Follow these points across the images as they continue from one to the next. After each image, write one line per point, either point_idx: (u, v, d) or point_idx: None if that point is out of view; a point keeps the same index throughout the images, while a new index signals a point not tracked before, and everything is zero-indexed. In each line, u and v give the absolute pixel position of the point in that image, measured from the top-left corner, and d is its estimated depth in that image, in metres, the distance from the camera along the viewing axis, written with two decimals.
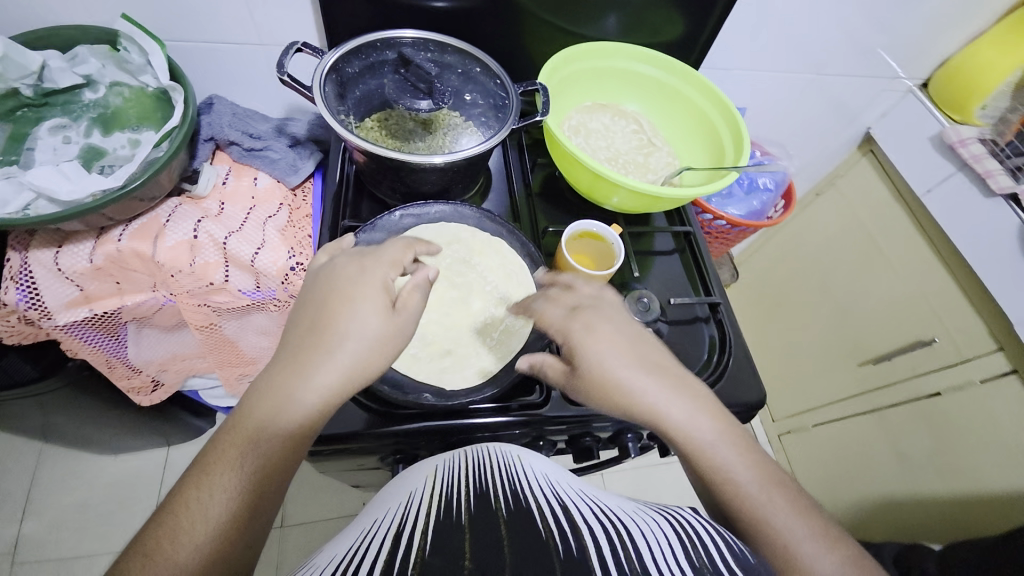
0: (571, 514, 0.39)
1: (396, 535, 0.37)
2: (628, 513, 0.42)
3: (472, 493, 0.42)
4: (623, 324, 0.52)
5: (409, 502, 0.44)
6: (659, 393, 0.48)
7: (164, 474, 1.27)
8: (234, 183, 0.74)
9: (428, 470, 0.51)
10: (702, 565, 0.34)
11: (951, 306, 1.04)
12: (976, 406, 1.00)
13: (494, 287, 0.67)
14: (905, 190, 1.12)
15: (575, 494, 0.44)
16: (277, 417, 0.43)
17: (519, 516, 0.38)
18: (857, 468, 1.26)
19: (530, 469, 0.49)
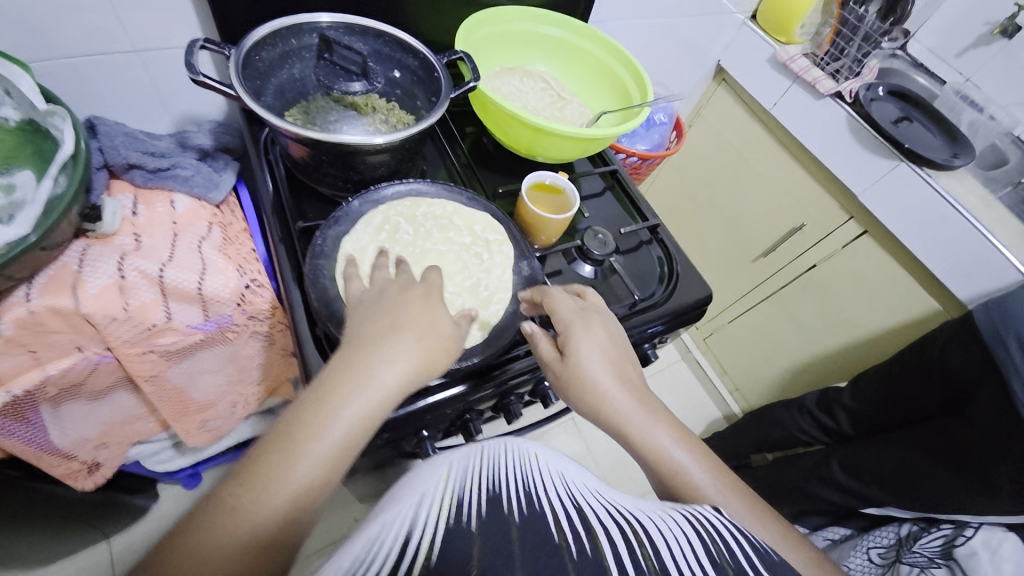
0: (584, 514, 0.42)
1: (407, 543, 0.36)
2: (644, 512, 0.45)
3: (481, 495, 0.42)
4: (612, 335, 0.59)
5: (415, 499, 0.42)
6: (639, 403, 0.55)
7: (113, 570, 1.11)
8: (146, 212, 0.65)
9: (437, 469, 0.50)
10: (720, 563, 0.37)
11: (809, 193, 1.28)
12: (842, 269, 1.27)
13: (476, 239, 0.66)
14: (757, 107, 1.33)
15: (590, 494, 0.47)
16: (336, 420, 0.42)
17: (534, 519, 0.40)
18: (771, 347, 1.50)
19: (546, 466, 0.52)
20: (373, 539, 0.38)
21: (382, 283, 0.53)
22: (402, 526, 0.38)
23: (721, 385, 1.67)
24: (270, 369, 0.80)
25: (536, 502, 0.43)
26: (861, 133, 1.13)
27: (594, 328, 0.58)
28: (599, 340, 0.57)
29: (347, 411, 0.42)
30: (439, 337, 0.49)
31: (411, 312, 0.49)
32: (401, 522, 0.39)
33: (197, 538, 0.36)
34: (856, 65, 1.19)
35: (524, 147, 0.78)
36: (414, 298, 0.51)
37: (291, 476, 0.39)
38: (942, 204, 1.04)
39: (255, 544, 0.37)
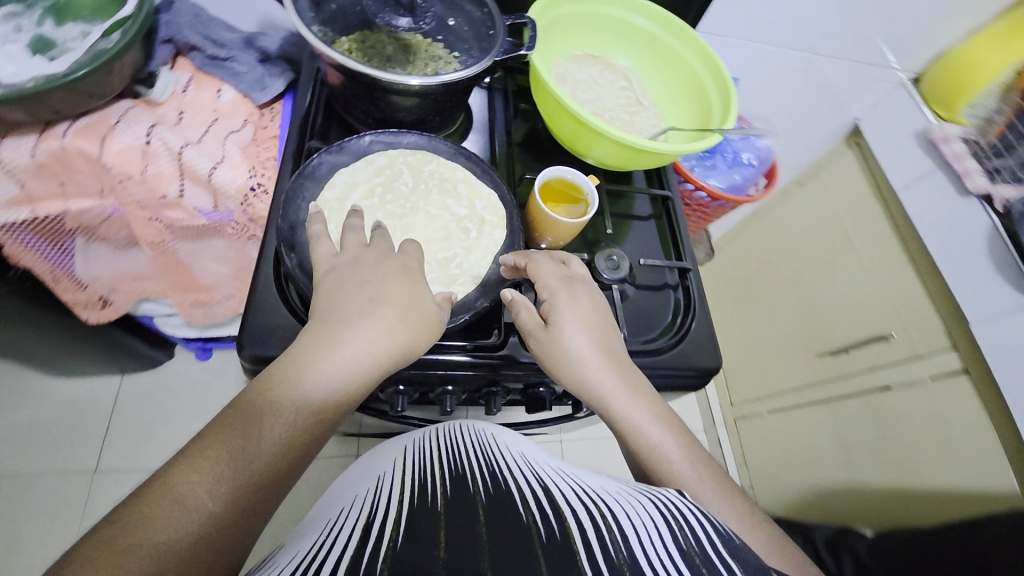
0: (551, 495, 0.44)
1: (366, 527, 0.40)
2: (615, 496, 0.46)
3: (444, 480, 0.47)
4: (597, 308, 0.57)
5: (377, 488, 0.48)
6: (620, 379, 0.54)
7: (116, 402, 1.26)
8: (194, 93, 0.69)
9: (395, 454, 0.58)
10: (689, 551, 0.37)
11: (911, 303, 1.07)
12: (919, 401, 1.04)
13: (469, 213, 0.61)
14: (885, 186, 1.13)
15: (557, 477, 0.50)
16: (313, 389, 0.44)
17: (496, 504, 0.42)
18: (804, 456, 1.30)
19: (506, 447, 0.57)
20: (338, 524, 0.42)
21: (353, 250, 0.52)
22: (361, 516, 0.42)
23: (733, 472, 1.49)
24: None
25: (503, 485, 0.46)
26: (998, 252, 0.90)
27: (580, 298, 0.56)
28: (581, 314, 0.55)
29: (320, 386, 0.44)
30: (425, 329, 0.50)
31: (392, 286, 0.50)
32: (363, 510, 0.43)
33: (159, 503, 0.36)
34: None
35: (568, 139, 0.71)
36: (398, 274, 0.51)
37: (263, 451, 0.40)
38: None
39: (228, 518, 0.37)
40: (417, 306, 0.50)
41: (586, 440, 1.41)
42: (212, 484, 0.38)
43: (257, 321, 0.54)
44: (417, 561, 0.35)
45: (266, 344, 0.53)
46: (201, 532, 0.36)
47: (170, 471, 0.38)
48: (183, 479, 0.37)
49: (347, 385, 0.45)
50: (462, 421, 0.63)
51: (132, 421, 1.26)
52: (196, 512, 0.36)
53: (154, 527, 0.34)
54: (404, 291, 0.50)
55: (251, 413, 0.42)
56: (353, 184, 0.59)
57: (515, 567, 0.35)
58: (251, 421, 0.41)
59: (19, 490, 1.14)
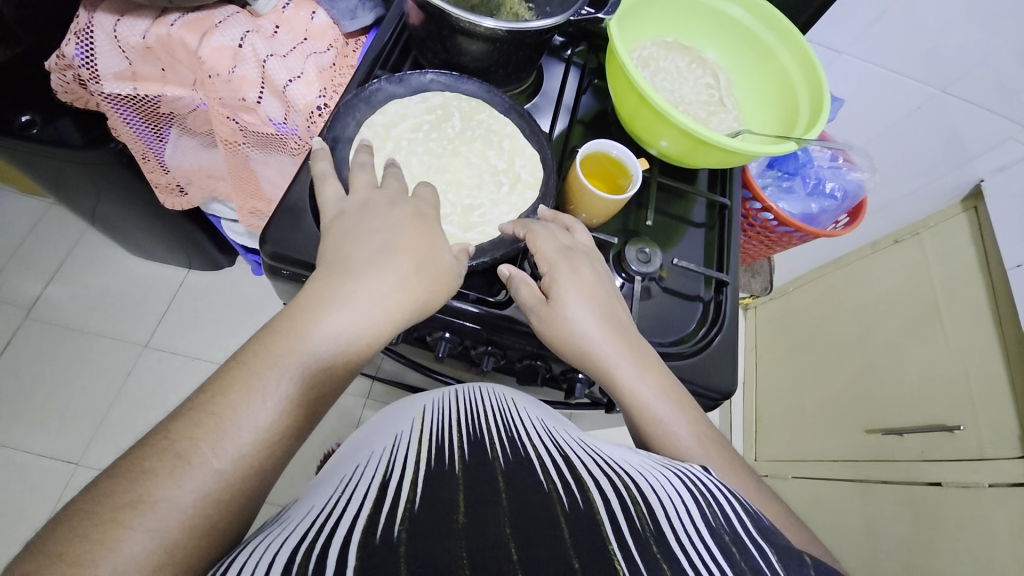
0: (573, 468, 0.42)
1: (382, 483, 0.38)
2: (638, 469, 0.43)
3: (462, 446, 0.46)
4: (599, 282, 0.55)
5: (394, 447, 0.47)
6: (625, 354, 0.52)
7: (178, 291, 1.40)
8: (292, 12, 0.74)
9: (412, 415, 0.57)
10: (719, 529, 0.34)
11: (991, 398, 0.92)
12: (972, 508, 0.89)
13: (506, 167, 0.60)
14: (996, 262, 0.98)
15: (579, 451, 0.47)
16: (331, 339, 0.43)
17: (515, 472, 0.40)
18: (820, 535, 1.17)
19: (525, 414, 0.56)
20: (355, 480, 0.41)
21: (363, 191, 0.53)
22: (374, 474, 0.40)
23: None
24: None
25: (522, 455, 0.44)
26: None
27: (582, 268, 0.55)
28: (581, 287, 0.53)
29: (328, 337, 0.43)
30: (435, 290, 0.50)
31: (409, 235, 0.50)
32: (379, 469, 0.42)
33: (163, 459, 0.34)
34: None
35: (626, 115, 0.68)
36: (421, 227, 0.51)
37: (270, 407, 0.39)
38: None
39: (237, 477, 0.36)
40: (435, 260, 0.50)
41: None
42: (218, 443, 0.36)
43: (281, 223, 0.56)
44: (435, 522, 0.32)
45: (281, 242, 0.55)
46: (206, 491, 0.34)
47: (171, 426, 0.36)
48: (184, 436, 0.35)
49: (363, 334, 0.44)
50: (484, 385, 0.63)
51: (185, 311, 1.39)
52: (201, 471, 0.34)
53: (158, 483, 0.33)
54: (425, 249, 0.50)
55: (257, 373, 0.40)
56: (401, 116, 0.60)
57: (539, 532, 0.32)
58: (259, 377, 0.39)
59: (85, 343, 1.31)
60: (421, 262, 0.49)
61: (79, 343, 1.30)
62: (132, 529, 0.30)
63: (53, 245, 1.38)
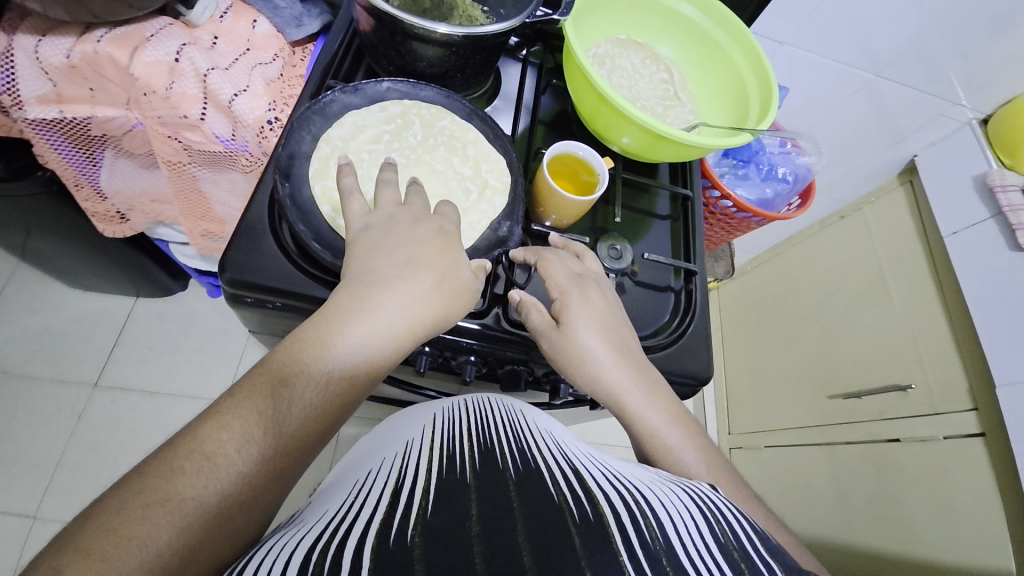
0: (583, 480, 0.41)
1: (394, 492, 0.38)
2: (648, 484, 0.43)
3: (472, 456, 0.45)
4: (609, 308, 0.57)
5: (406, 455, 0.47)
6: (637, 380, 0.53)
7: (126, 322, 1.31)
8: (231, 21, 0.70)
9: (424, 421, 0.57)
10: (728, 544, 0.34)
11: (937, 357, 0.99)
12: (929, 459, 0.96)
13: (473, 174, 0.59)
14: (932, 231, 1.06)
15: (588, 463, 0.47)
16: (350, 356, 0.42)
17: (528, 484, 0.39)
18: (795, 500, 1.23)
19: (535, 426, 0.56)
20: (368, 485, 0.41)
21: (388, 208, 0.50)
22: (385, 484, 0.40)
23: None
24: None
25: (532, 468, 0.43)
26: None
27: (593, 295, 0.56)
28: (594, 314, 0.55)
29: (350, 349, 0.42)
30: (461, 301, 0.48)
31: (431, 249, 0.48)
32: (392, 476, 0.42)
33: (192, 454, 0.35)
34: None
35: (587, 114, 0.68)
36: (435, 233, 0.50)
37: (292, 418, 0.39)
38: None
39: (255, 480, 0.37)
40: (455, 275, 0.48)
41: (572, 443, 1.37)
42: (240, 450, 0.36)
43: (241, 250, 0.53)
44: (449, 533, 0.32)
45: (241, 269, 0.53)
46: (229, 490, 0.35)
47: (199, 427, 0.37)
48: (210, 440, 0.36)
49: (385, 355, 0.44)
50: (490, 395, 0.63)
51: (137, 344, 1.30)
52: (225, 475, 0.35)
53: (183, 481, 0.34)
54: (448, 280, 0.47)
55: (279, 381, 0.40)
56: (361, 127, 0.58)
57: (552, 542, 0.32)
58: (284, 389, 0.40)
59: (24, 388, 1.20)
60: (445, 279, 0.47)
61: (19, 390, 1.20)
62: (156, 524, 0.32)
63: None
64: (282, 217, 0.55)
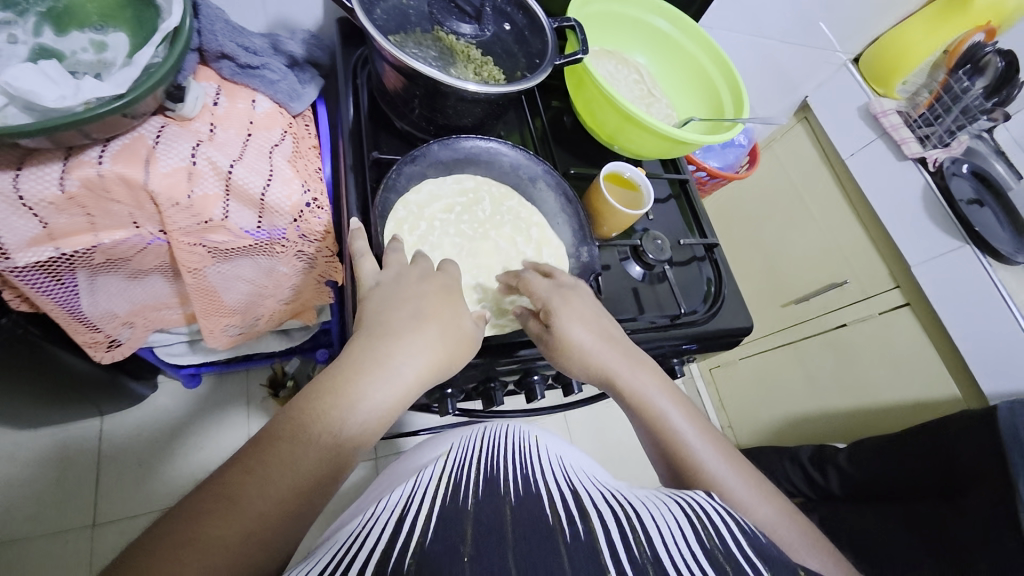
0: (577, 502, 0.50)
1: (397, 526, 0.44)
2: (648, 503, 0.52)
3: (475, 486, 0.52)
4: (595, 305, 0.60)
5: (416, 488, 0.54)
6: (631, 368, 0.59)
7: (101, 445, 1.14)
8: (227, 105, 0.65)
9: (439, 456, 0.62)
10: (713, 550, 0.42)
11: (860, 253, 1.25)
12: (873, 332, 1.22)
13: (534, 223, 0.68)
14: (832, 154, 1.31)
15: (593, 490, 0.57)
16: (359, 411, 0.45)
17: (530, 510, 0.47)
18: (773, 393, 1.48)
19: (541, 455, 0.63)
20: (367, 527, 0.46)
21: (396, 267, 0.54)
22: (393, 520, 0.46)
23: (716, 418, 1.65)
24: (302, 291, 0.81)
25: (529, 493, 0.51)
26: (932, 205, 1.10)
27: (578, 303, 0.59)
28: (583, 316, 0.58)
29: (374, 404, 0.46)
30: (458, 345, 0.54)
31: (433, 301, 0.53)
32: (393, 514, 0.48)
33: (222, 499, 0.39)
34: (947, 136, 1.12)
35: (606, 133, 0.75)
36: (424, 283, 0.54)
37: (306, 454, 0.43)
38: (985, 287, 1.00)
39: (275, 517, 0.40)
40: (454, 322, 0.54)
41: (592, 416, 1.47)
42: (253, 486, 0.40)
43: None
44: (444, 554, 0.38)
45: None
46: (250, 530, 0.38)
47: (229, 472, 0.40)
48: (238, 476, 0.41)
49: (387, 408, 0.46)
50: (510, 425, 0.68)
51: (121, 465, 1.14)
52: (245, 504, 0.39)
53: (207, 523, 0.37)
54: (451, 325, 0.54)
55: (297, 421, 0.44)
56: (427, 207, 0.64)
57: (540, 558, 0.39)
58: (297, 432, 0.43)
59: (3, 557, 1.02)
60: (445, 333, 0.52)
61: None
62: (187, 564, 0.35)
63: None
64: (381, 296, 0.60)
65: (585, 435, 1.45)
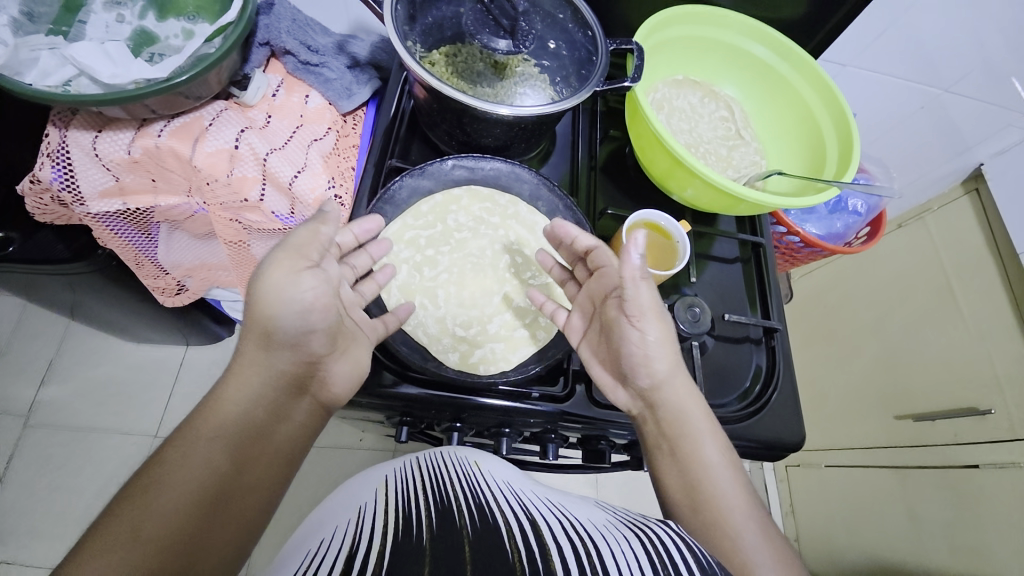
0: (538, 531, 0.40)
1: (349, 560, 0.37)
2: (598, 530, 0.41)
3: (428, 510, 0.43)
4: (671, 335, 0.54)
5: (361, 513, 0.45)
6: (714, 448, 0.50)
7: (180, 371, 1.32)
8: (283, 97, 0.69)
9: (376, 484, 0.54)
10: None
11: (1019, 379, 0.93)
12: (1018, 489, 0.90)
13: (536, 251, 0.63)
14: (1004, 242, 1.00)
15: (539, 503, 0.46)
16: (229, 419, 0.43)
17: (483, 533, 0.40)
18: (861, 524, 1.17)
19: (491, 476, 0.52)
20: (318, 551, 0.40)
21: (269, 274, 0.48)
22: (342, 546, 0.39)
23: (779, 524, 1.38)
24: None
25: (485, 513, 0.42)
26: None
27: (648, 297, 0.50)
28: (667, 365, 0.52)
29: (277, 361, 0.46)
30: (306, 260, 0.46)
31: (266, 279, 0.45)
32: (347, 536, 0.41)
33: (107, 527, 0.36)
34: None
35: (658, 175, 0.65)
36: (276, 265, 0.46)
37: (215, 440, 0.42)
38: None
39: (174, 527, 0.37)
40: (284, 243, 0.47)
41: (624, 476, 1.32)
42: (185, 471, 0.40)
43: None
44: None
45: None
46: (153, 531, 0.36)
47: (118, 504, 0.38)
48: (181, 451, 0.41)
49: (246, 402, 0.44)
50: (444, 451, 0.57)
51: (189, 393, 1.31)
52: (186, 475, 0.39)
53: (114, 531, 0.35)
54: (305, 241, 0.47)
55: (207, 412, 0.44)
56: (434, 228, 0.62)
57: None
58: (213, 419, 0.43)
59: (90, 442, 1.23)
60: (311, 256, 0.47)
61: (81, 444, 1.22)
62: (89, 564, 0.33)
63: (35, 345, 1.29)
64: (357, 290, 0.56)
65: (611, 496, 1.30)
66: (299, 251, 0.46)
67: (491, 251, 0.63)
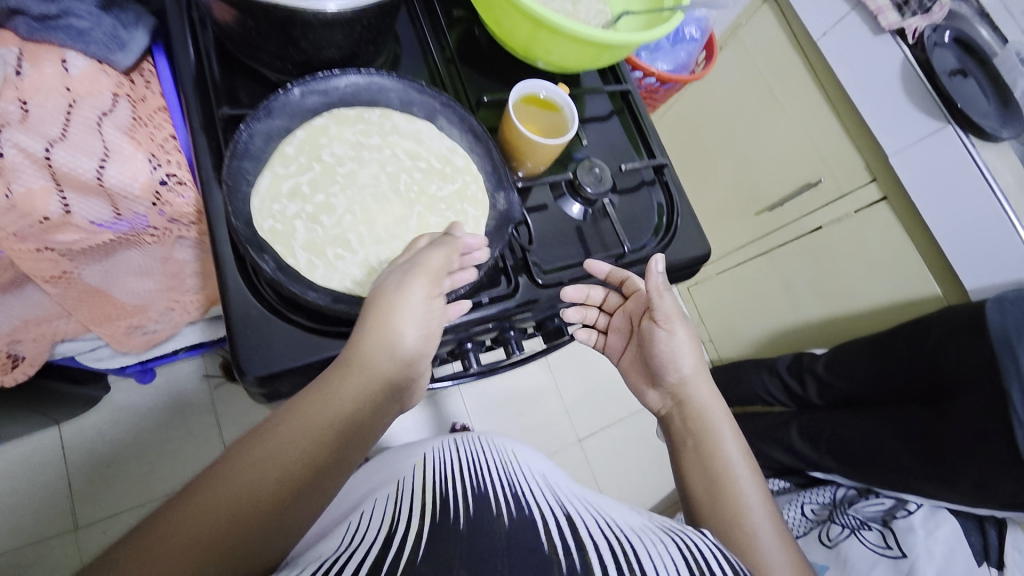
0: (575, 525, 0.41)
1: (388, 535, 0.38)
2: (637, 531, 0.44)
3: (465, 496, 0.45)
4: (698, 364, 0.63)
5: (399, 495, 0.46)
6: (734, 445, 0.58)
7: (64, 455, 1.10)
8: (33, 74, 0.50)
9: (416, 465, 0.55)
10: None
11: (835, 148, 1.14)
12: (852, 234, 1.15)
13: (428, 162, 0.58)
14: (803, 36, 1.15)
15: (577, 507, 0.47)
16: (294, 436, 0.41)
17: (520, 521, 0.40)
18: (754, 309, 1.42)
19: (527, 472, 0.55)
20: (354, 530, 0.40)
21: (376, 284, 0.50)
22: (382, 525, 0.40)
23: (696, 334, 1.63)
24: (210, 279, 0.71)
25: (521, 507, 0.43)
26: (911, 83, 0.98)
27: (670, 304, 0.62)
28: (691, 364, 0.62)
29: (363, 384, 0.44)
30: (437, 288, 0.49)
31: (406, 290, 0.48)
32: (386, 516, 0.42)
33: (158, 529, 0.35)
34: (927, 0, 0.98)
35: (520, 46, 0.62)
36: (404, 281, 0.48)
37: (269, 450, 0.40)
38: (971, 173, 0.92)
39: (226, 534, 0.35)
40: (424, 263, 0.48)
41: (571, 351, 1.44)
42: (238, 479, 0.38)
43: (247, 337, 0.47)
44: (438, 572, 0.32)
45: (265, 361, 0.46)
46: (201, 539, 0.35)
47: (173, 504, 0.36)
48: (242, 458, 0.39)
49: (321, 415, 0.42)
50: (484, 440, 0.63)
51: (92, 470, 1.10)
52: (241, 486, 0.38)
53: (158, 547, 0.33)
54: (439, 265, 0.49)
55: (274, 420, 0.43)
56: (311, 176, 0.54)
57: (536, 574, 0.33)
58: (273, 432, 0.41)
59: None
60: (432, 284, 0.49)
61: None
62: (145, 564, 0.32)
63: None
64: (259, 277, 0.48)
65: (565, 372, 1.42)
66: (435, 274, 0.48)
67: (384, 174, 0.57)
